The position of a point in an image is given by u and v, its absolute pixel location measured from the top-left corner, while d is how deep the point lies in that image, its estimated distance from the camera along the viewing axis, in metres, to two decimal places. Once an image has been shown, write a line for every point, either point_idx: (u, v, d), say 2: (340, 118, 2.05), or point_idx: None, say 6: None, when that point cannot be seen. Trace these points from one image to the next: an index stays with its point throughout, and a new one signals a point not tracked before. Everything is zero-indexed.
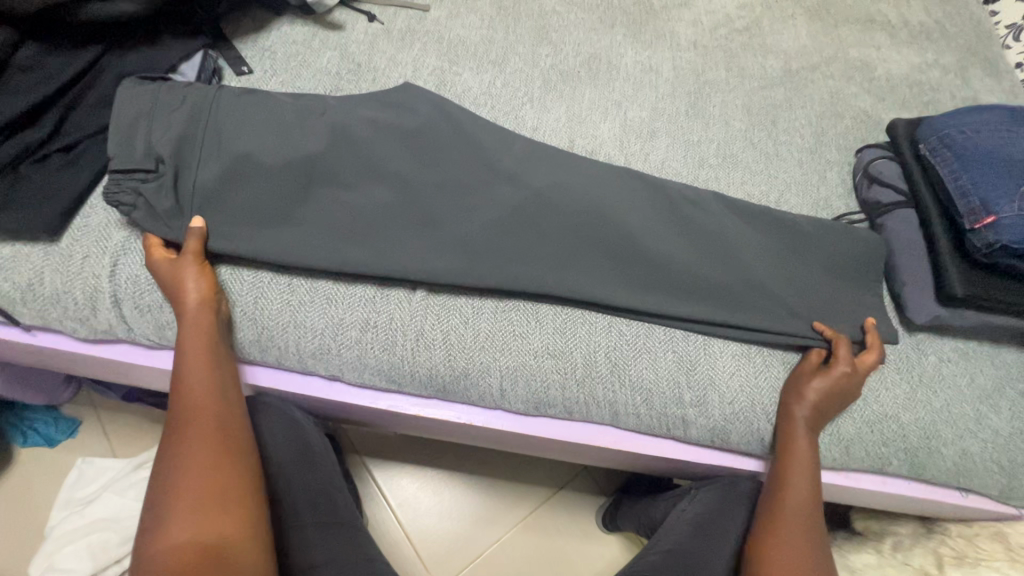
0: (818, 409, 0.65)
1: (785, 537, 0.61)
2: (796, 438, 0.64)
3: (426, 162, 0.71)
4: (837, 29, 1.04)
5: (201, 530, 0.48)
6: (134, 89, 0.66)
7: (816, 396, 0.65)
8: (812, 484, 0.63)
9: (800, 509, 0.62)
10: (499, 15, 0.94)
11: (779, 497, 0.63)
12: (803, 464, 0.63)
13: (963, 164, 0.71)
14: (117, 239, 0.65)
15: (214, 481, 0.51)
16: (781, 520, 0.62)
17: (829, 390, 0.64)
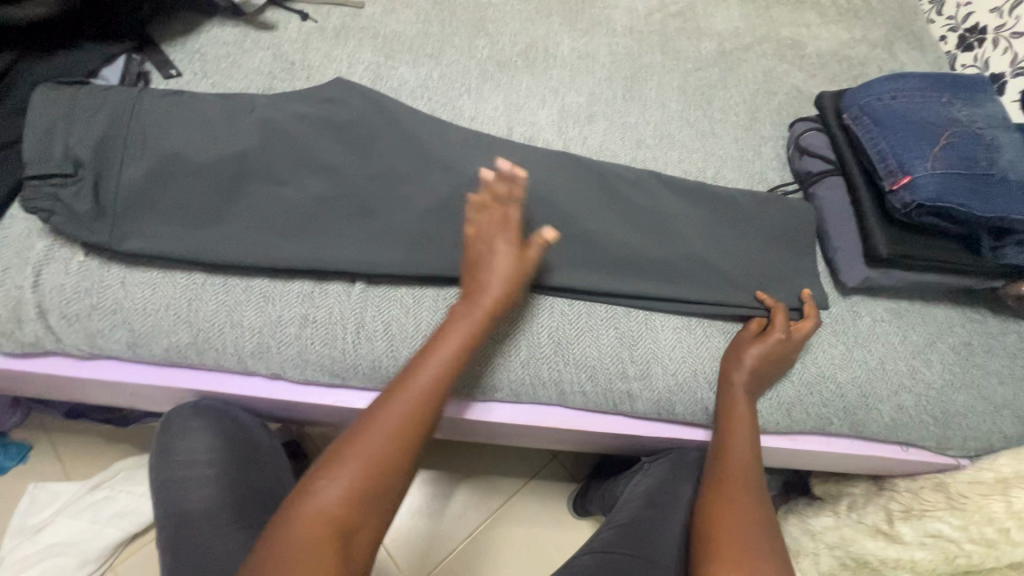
0: (759, 371, 0.66)
1: (733, 492, 0.58)
2: (737, 400, 0.66)
3: (361, 156, 0.71)
4: (767, 10, 1.07)
5: (353, 499, 0.46)
6: (50, 94, 0.65)
7: (757, 358, 0.66)
8: (753, 445, 0.63)
9: (746, 467, 0.61)
10: (435, 9, 0.95)
11: (724, 457, 0.62)
12: (745, 425, 0.64)
13: (881, 129, 0.73)
14: (39, 247, 0.63)
15: (393, 460, 0.49)
16: (729, 476, 0.60)
17: (768, 351, 0.66)
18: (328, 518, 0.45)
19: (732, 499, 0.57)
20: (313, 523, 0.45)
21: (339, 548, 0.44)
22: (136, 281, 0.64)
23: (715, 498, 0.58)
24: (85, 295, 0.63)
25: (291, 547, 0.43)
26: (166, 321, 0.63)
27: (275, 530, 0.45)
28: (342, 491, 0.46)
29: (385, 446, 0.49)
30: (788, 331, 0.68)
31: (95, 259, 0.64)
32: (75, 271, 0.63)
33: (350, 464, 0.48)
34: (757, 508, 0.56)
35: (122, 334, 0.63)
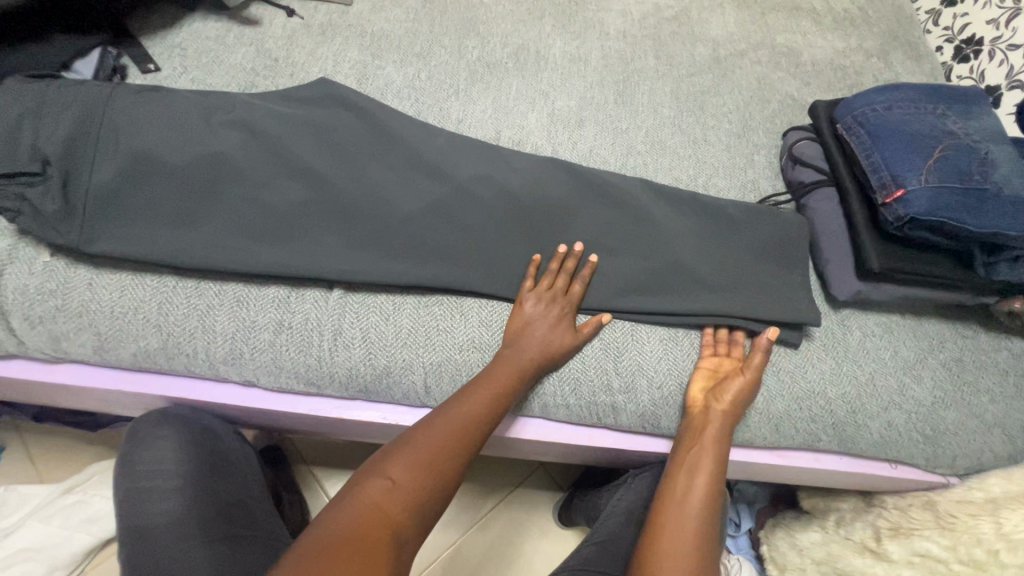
0: (736, 409, 0.64)
1: (679, 520, 0.59)
2: (709, 425, 0.64)
3: (342, 159, 0.68)
4: (763, 16, 1.05)
5: (393, 500, 0.49)
6: (17, 87, 0.62)
7: (736, 395, 0.64)
8: (716, 471, 0.62)
9: (701, 492, 0.61)
10: (426, 8, 0.93)
11: (680, 480, 0.62)
12: (714, 450, 0.63)
13: (875, 141, 0.72)
14: (2, 246, 0.60)
15: (433, 470, 0.52)
16: (681, 501, 0.60)
17: (745, 391, 0.64)
18: (387, 513, 0.48)
19: (676, 529, 0.58)
20: (374, 507, 0.48)
21: (391, 546, 0.46)
22: (104, 283, 0.61)
23: (661, 521, 0.60)
24: (50, 296, 0.60)
25: (351, 530, 0.46)
26: (134, 326, 0.61)
27: (338, 508, 0.49)
28: (404, 492, 0.50)
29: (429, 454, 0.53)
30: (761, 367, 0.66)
31: (62, 259, 0.61)
32: (40, 271, 0.61)
33: (414, 464, 0.52)
34: (698, 539, 0.58)
35: (88, 338, 0.61)
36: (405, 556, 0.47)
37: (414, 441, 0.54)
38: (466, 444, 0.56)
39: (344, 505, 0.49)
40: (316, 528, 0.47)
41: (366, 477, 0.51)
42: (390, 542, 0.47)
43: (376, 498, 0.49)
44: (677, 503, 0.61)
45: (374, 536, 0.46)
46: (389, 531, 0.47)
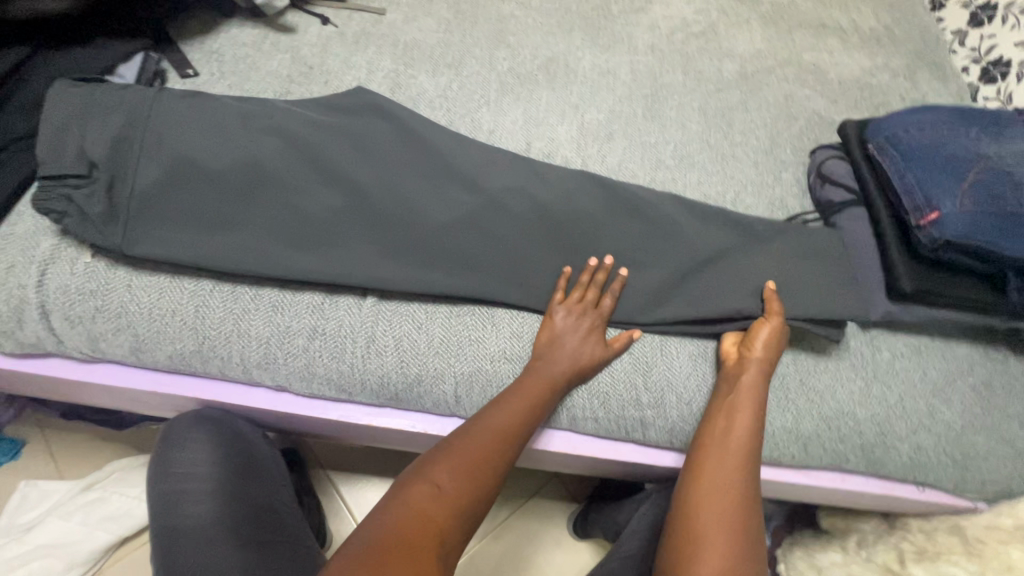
0: (769, 354, 0.66)
1: (721, 469, 0.59)
2: (746, 373, 0.64)
3: (377, 167, 0.69)
4: (790, 34, 1.06)
5: (437, 506, 0.52)
6: (64, 90, 0.63)
7: (767, 343, 0.66)
8: (757, 418, 0.62)
9: (743, 442, 0.60)
10: (457, 19, 0.94)
11: (721, 429, 0.62)
12: (754, 393, 0.63)
13: (908, 162, 0.72)
14: (46, 246, 0.61)
15: (473, 478, 0.55)
16: (722, 450, 0.60)
17: (773, 337, 0.67)
18: (433, 518, 0.50)
19: (718, 478, 0.58)
20: (419, 514, 0.50)
21: (437, 552, 0.48)
22: (143, 285, 0.62)
23: (702, 467, 0.60)
24: (90, 296, 0.61)
25: (398, 533, 0.48)
26: (171, 328, 0.62)
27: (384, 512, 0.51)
28: (447, 500, 0.52)
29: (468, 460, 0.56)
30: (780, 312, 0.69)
31: (103, 260, 0.62)
32: (81, 271, 0.61)
33: (456, 472, 0.55)
34: (740, 486, 0.58)
35: (126, 339, 0.62)
36: (450, 563, 0.49)
37: (455, 449, 0.57)
38: (504, 454, 0.58)
39: (390, 509, 0.51)
40: (365, 530, 0.49)
41: (409, 485, 0.53)
42: (436, 549, 0.48)
43: (421, 504, 0.51)
44: (718, 452, 0.60)
45: (422, 538, 0.48)
46: (435, 539, 0.49)
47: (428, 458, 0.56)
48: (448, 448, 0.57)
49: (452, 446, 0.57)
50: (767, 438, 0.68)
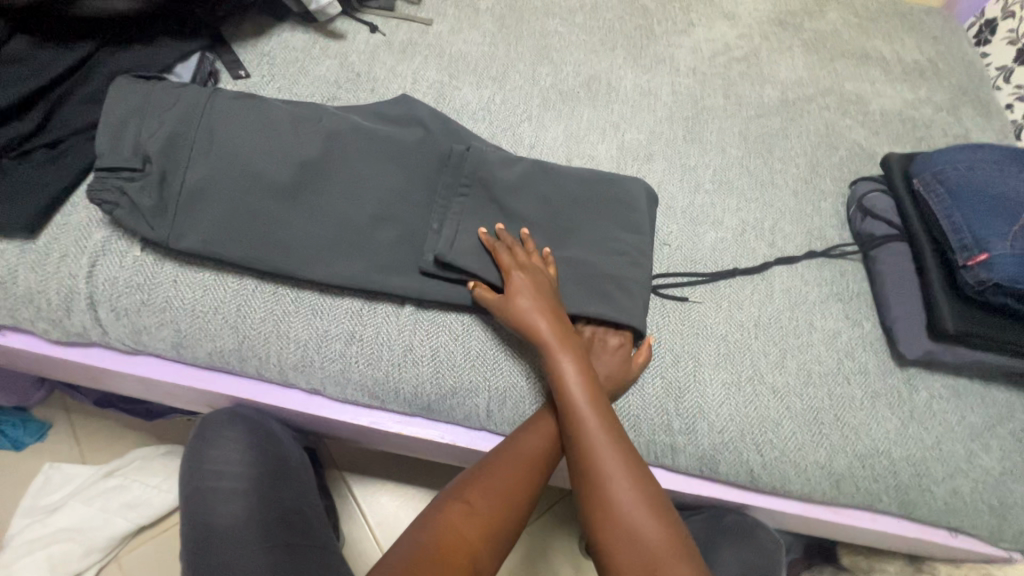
0: (550, 316, 0.61)
1: (595, 456, 0.56)
2: (561, 357, 0.60)
3: (422, 183, 0.69)
4: (832, 63, 1.05)
5: (469, 529, 0.52)
6: (126, 87, 0.65)
7: (534, 310, 0.60)
8: (593, 389, 0.59)
9: (596, 420, 0.57)
10: (501, 32, 0.95)
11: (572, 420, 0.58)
12: (574, 369, 0.59)
13: (957, 201, 0.71)
14: (98, 238, 0.63)
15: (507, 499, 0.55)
16: (585, 439, 0.56)
17: (534, 293, 0.61)
18: (467, 540, 0.52)
19: (602, 466, 0.55)
20: (454, 533, 0.52)
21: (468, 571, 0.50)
22: (188, 281, 0.63)
23: (582, 464, 0.56)
24: (137, 290, 0.62)
25: (434, 551, 0.50)
26: (213, 325, 0.63)
27: (420, 531, 0.53)
28: (481, 519, 0.53)
29: (502, 482, 0.56)
30: (521, 264, 0.63)
31: (151, 255, 0.63)
32: (130, 264, 0.63)
33: (491, 493, 0.55)
34: (623, 454, 0.56)
35: (168, 333, 0.63)
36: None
37: (490, 468, 0.57)
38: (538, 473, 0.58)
39: (426, 527, 0.53)
40: (400, 548, 0.51)
41: (445, 502, 0.54)
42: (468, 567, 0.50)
43: (456, 523, 0.53)
44: (581, 443, 0.57)
45: (454, 561, 0.50)
46: (468, 556, 0.51)
47: (463, 477, 0.57)
48: (483, 467, 0.57)
49: (487, 464, 0.58)
50: (799, 472, 0.67)
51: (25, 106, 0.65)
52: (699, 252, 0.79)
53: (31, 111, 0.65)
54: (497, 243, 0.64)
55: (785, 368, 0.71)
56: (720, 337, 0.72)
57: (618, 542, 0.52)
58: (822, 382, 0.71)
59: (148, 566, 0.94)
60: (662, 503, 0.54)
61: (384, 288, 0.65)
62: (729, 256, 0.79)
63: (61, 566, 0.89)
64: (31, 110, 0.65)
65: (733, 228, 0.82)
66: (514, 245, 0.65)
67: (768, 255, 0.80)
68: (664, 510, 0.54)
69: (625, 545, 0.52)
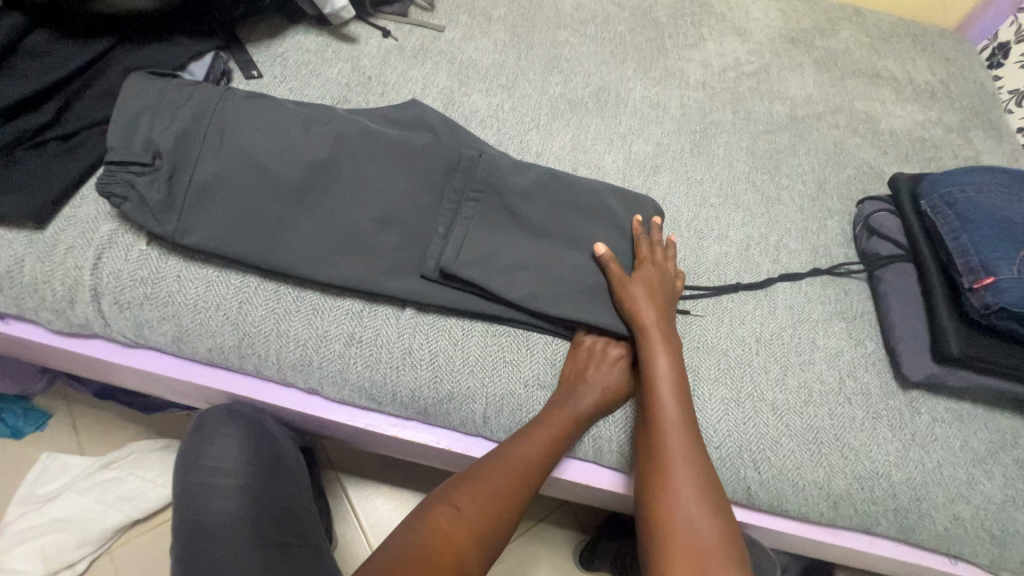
0: (659, 315, 0.65)
1: (672, 466, 0.58)
2: (659, 360, 0.63)
3: (428, 188, 0.70)
4: (843, 81, 1.05)
5: (459, 529, 0.53)
6: (141, 82, 0.66)
7: (644, 305, 0.65)
8: (682, 401, 0.61)
9: (682, 431, 0.60)
10: (513, 41, 0.96)
11: (657, 425, 0.60)
12: (671, 376, 0.62)
13: (964, 224, 0.71)
14: (104, 231, 0.63)
15: (501, 501, 0.56)
16: (667, 447, 0.59)
17: (657, 290, 0.67)
18: (455, 539, 0.53)
19: (677, 477, 0.57)
20: (441, 534, 0.53)
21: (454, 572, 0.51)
22: (192, 276, 0.63)
23: (657, 469, 0.58)
24: (140, 284, 0.63)
25: (422, 549, 0.51)
26: (214, 322, 0.63)
27: (411, 531, 0.54)
28: (466, 522, 0.54)
29: (496, 484, 0.57)
30: (652, 261, 0.69)
31: (156, 249, 0.64)
32: (135, 258, 0.63)
33: (485, 496, 0.56)
34: (702, 473, 0.58)
35: (170, 328, 0.63)
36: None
37: (488, 471, 0.58)
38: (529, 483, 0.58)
39: (416, 529, 0.53)
40: (391, 547, 0.52)
41: (437, 505, 0.55)
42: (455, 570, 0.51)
43: (444, 525, 0.54)
44: (662, 450, 0.59)
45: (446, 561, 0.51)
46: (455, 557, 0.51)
47: (457, 479, 0.58)
48: (480, 468, 0.58)
49: (485, 464, 0.59)
50: (797, 491, 0.66)
51: (40, 99, 0.66)
52: (703, 265, 0.79)
53: (45, 104, 0.66)
54: (641, 235, 0.71)
55: (785, 385, 0.71)
56: (721, 351, 0.72)
57: (676, 530, 0.55)
58: (822, 401, 0.70)
59: (141, 560, 0.94)
60: (730, 530, 0.56)
61: (387, 290, 0.65)
62: (732, 270, 0.79)
63: (54, 556, 0.89)
64: (45, 103, 0.66)
65: (737, 243, 0.81)
66: (655, 245, 0.71)
67: (772, 271, 0.80)
68: (729, 538, 0.55)
69: (685, 552, 0.53)
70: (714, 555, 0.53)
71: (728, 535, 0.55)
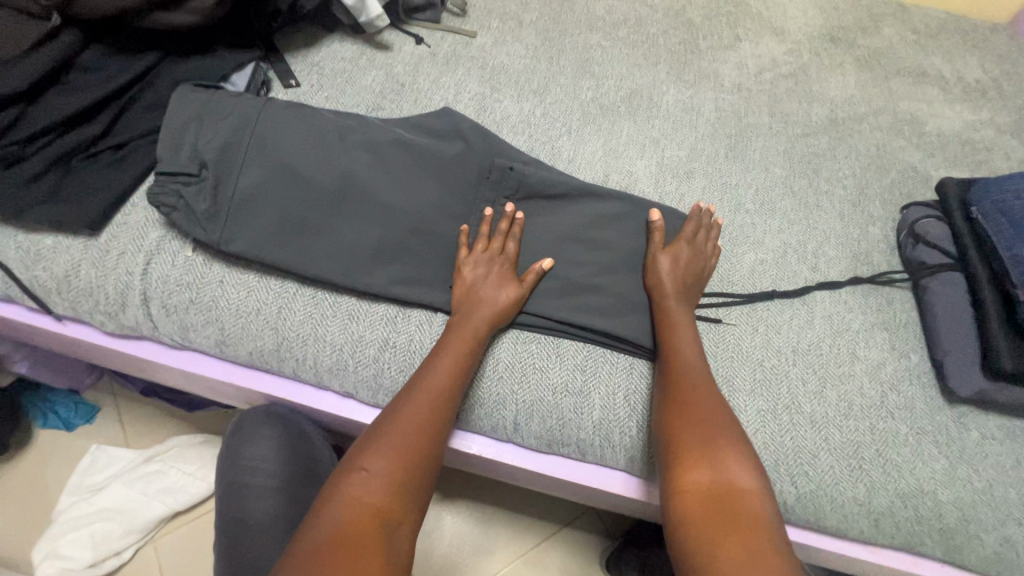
0: (678, 281, 0.67)
1: (691, 402, 0.59)
2: (677, 318, 0.65)
3: (461, 196, 0.71)
4: (886, 81, 1.01)
5: (377, 483, 0.51)
6: (187, 94, 0.68)
7: (667, 271, 0.68)
8: (696, 347, 0.64)
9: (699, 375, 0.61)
10: (544, 45, 0.96)
11: (673, 367, 0.62)
12: (686, 330, 0.64)
13: (1019, 233, 0.68)
14: (153, 238, 0.66)
15: (406, 442, 0.54)
16: (686, 385, 0.60)
17: (688, 263, 0.69)
18: (373, 502, 0.50)
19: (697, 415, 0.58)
20: (358, 501, 0.50)
21: (382, 533, 0.48)
22: (234, 281, 0.66)
23: (677, 407, 0.59)
24: (186, 288, 0.65)
25: (342, 526, 0.48)
26: (254, 326, 0.65)
27: (321, 512, 0.49)
28: (378, 491, 0.50)
29: (405, 426, 0.55)
30: (692, 239, 0.70)
31: (201, 255, 0.66)
32: (181, 264, 0.66)
33: (390, 449, 0.53)
34: (718, 406, 0.60)
35: (213, 331, 0.65)
36: (400, 540, 0.49)
37: (396, 422, 0.55)
38: (442, 415, 0.57)
39: (328, 509, 0.49)
40: (304, 535, 0.48)
41: (344, 472, 0.52)
42: (382, 529, 0.49)
43: (358, 493, 0.50)
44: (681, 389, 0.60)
45: (367, 528, 0.48)
46: (380, 520, 0.49)
47: (367, 429, 0.56)
48: (385, 414, 0.56)
49: (390, 408, 0.57)
50: (835, 507, 0.64)
51: (95, 110, 0.69)
52: (737, 273, 0.77)
53: (99, 115, 0.69)
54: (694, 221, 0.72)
55: (824, 398, 0.69)
56: (757, 361, 0.70)
57: (700, 449, 0.56)
58: (864, 415, 0.68)
59: (182, 550, 0.98)
60: (757, 463, 0.56)
61: (421, 298, 0.66)
62: (768, 279, 0.77)
63: (102, 545, 0.94)
64: (99, 114, 0.69)
65: (774, 250, 0.79)
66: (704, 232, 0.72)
67: (809, 279, 0.77)
68: (751, 461, 0.56)
69: (709, 469, 0.55)
70: (739, 475, 0.54)
71: (754, 467, 0.56)
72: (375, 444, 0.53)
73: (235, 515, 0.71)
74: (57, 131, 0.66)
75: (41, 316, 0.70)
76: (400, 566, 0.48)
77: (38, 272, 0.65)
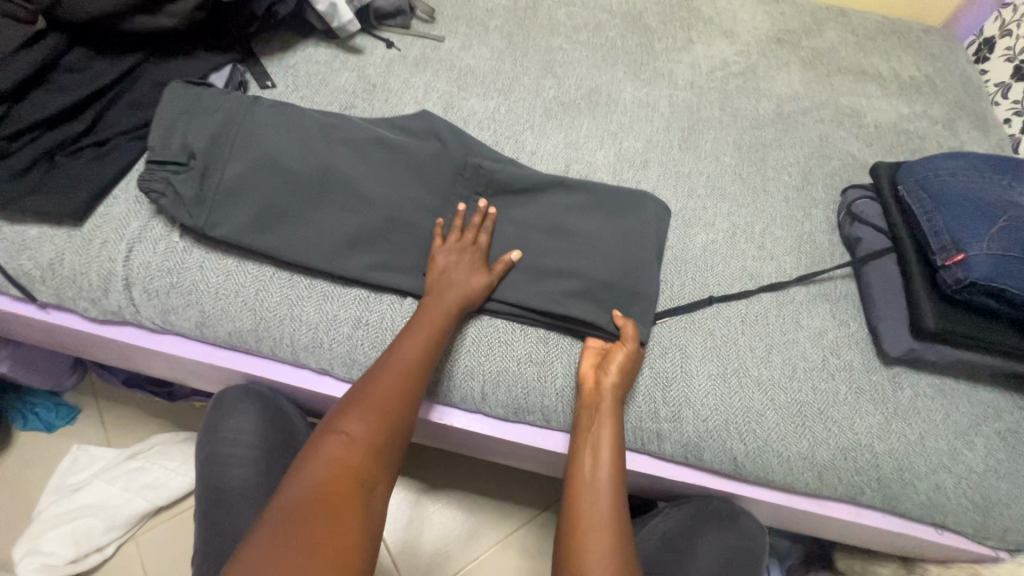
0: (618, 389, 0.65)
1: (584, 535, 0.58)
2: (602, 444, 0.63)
3: (431, 186, 0.75)
4: (829, 78, 1.09)
5: (353, 449, 0.55)
6: (166, 92, 0.72)
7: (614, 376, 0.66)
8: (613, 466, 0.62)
9: (606, 520, 0.59)
10: (509, 49, 1.02)
11: (584, 492, 0.61)
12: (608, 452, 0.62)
13: (937, 206, 0.74)
14: (134, 227, 0.70)
15: (382, 411, 0.58)
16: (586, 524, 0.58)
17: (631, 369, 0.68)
18: (351, 461, 0.54)
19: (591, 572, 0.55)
20: (339, 464, 0.53)
21: (362, 492, 0.53)
22: (213, 265, 0.69)
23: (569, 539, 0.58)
24: (167, 273, 0.69)
25: (322, 484, 0.51)
26: (233, 307, 0.69)
27: (302, 470, 0.53)
28: (357, 454, 0.54)
29: (383, 395, 0.59)
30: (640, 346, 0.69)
31: (182, 242, 0.70)
32: (162, 250, 0.69)
33: (368, 415, 0.57)
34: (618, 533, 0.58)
35: (194, 314, 0.69)
36: (377, 498, 0.54)
37: (372, 391, 0.59)
38: (415, 384, 0.61)
39: (307, 468, 0.53)
40: (283, 494, 0.51)
41: (324, 435, 0.55)
42: (361, 489, 0.53)
43: (338, 454, 0.54)
44: (577, 536, 0.58)
45: (344, 488, 0.52)
46: (359, 480, 0.53)
47: (346, 395, 0.59)
48: (360, 386, 0.60)
49: (367, 379, 0.61)
50: (781, 462, 0.69)
51: (78, 109, 0.73)
52: (690, 251, 0.83)
53: (82, 114, 0.73)
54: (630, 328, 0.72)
55: (771, 362, 0.74)
56: (708, 331, 0.76)
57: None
58: (807, 376, 0.73)
59: (165, 545, 1.00)
60: None
61: (390, 278, 0.70)
62: (719, 257, 0.83)
63: (82, 541, 0.95)
64: (82, 114, 0.73)
65: (724, 232, 0.85)
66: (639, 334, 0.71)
67: (757, 257, 0.83)
68: None
69: None
70: None
71: None
72: (355, 411, 0.57)
73: (214, 488, 0.74)
74: (42, 128, 0.70)
75: (25, 306, 0.73)
76: (376, 523, 0.52)
77: (23, 261, 0.68)
